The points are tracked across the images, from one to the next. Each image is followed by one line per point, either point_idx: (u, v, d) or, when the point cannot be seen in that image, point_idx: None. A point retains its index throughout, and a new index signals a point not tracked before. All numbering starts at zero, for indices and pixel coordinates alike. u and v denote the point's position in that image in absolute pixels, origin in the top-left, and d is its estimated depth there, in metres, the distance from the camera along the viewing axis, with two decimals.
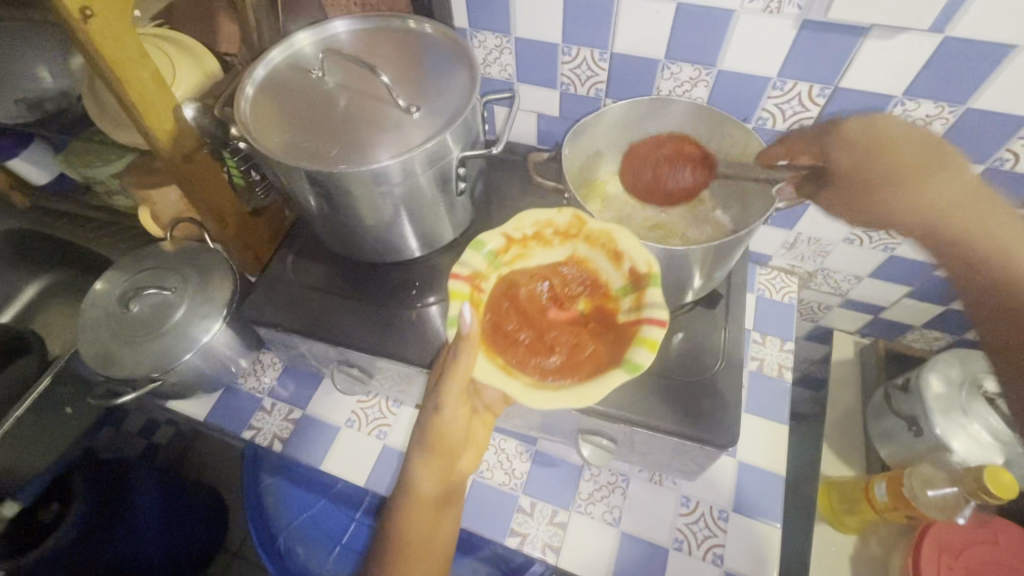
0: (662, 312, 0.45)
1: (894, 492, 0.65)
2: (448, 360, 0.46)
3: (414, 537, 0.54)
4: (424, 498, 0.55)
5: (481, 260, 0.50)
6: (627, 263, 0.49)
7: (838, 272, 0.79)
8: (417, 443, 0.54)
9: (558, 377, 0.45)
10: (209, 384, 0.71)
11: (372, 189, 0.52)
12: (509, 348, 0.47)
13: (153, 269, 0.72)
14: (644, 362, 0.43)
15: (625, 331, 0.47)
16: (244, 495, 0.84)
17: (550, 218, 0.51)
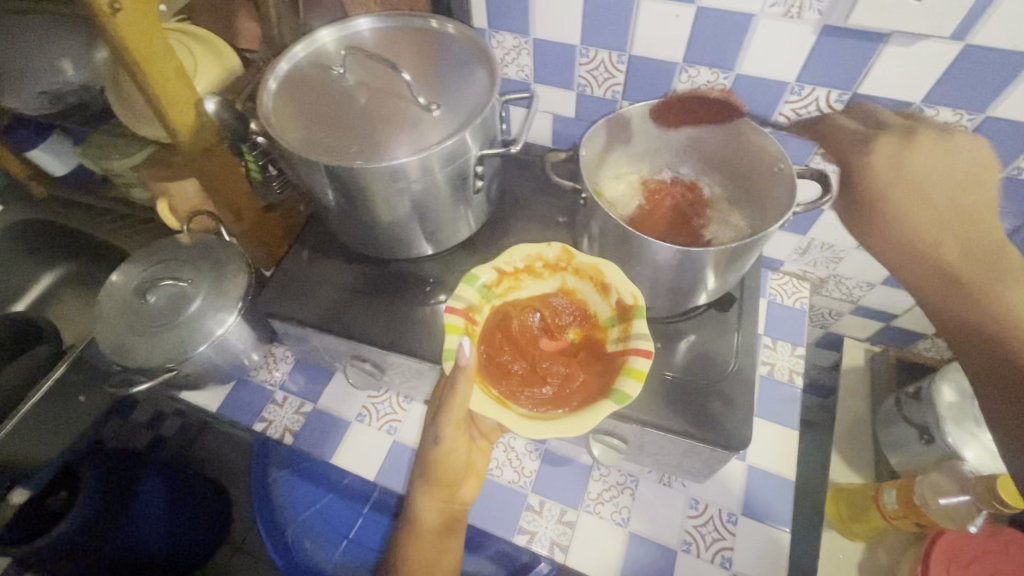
0: (647, 343, 0.48)
1: (905, 500, 0.64)
2: (447, 392, 0.48)
3: (421, 559, 0.57)
4: (431, 523, 0.58)
5: (474, 294, 0.52)
6: (614, 296, 0.52)
7: (850, 278, 0.79)
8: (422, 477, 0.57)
9: (551, 408, 0.48)
10: (222, 376, 0.72)
11: (390, 185, 0.53)
12: (503, 379, 0.49)
13: (170, 261, 0.73)
14: (632, 393, 0.45)
15: (613, 361, 0.50)
16: (255, 489, 0.85)
17: (540, 253, 0.54)
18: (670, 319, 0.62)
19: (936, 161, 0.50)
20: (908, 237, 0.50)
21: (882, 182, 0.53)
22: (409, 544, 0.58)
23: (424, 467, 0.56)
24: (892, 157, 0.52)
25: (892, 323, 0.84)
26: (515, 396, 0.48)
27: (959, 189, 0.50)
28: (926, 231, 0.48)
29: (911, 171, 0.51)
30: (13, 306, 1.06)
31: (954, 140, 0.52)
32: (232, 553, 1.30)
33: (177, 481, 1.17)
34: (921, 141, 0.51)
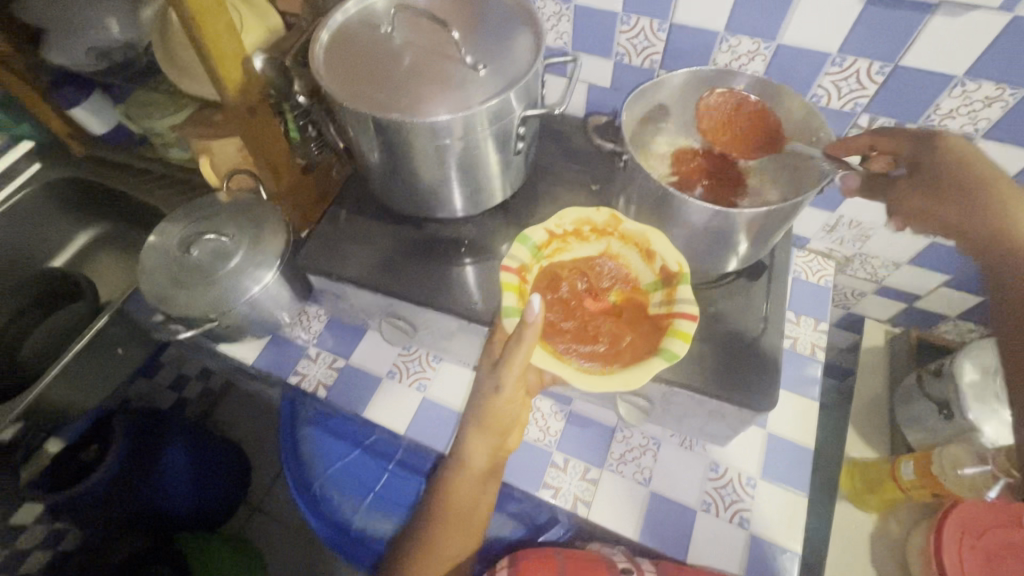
0: (693, 308, 0.50)
1: (922, 472, 0.66)
2: (506, 347, 0.49)
3: (458, 502, 0.60)
4: (471, 473, 0.60)
5: (527, 254, 0.54)
6: (658, 262, 0.54)
7: (876, 257, 0.79)
8: (471, 421, 0.58)
9: (600, 362, 0.50)
10: (258, 329, 0.75)
11: (432, 142, 0.54)
12: (555, 335, 0.52)
13: (210, 217, 0.75)
14: (680, 352, 0.47)
15: (657, 323, 0.52)
16: (281, 444, 0.89)
17: (590, 217, 0.56)
18: (699, 286, 0.64)
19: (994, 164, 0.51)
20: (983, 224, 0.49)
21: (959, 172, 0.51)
22: (449, 487, 0.60)
23: (475, 413, 0.57)
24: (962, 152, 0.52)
25: (914, 305, 0.84)
26: (567, 351, 0.50)
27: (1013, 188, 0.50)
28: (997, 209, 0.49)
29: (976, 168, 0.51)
30: (52, 262, 1.09)
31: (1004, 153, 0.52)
32: (251, 513, 1.33)
33: (202, 443, 1.19)
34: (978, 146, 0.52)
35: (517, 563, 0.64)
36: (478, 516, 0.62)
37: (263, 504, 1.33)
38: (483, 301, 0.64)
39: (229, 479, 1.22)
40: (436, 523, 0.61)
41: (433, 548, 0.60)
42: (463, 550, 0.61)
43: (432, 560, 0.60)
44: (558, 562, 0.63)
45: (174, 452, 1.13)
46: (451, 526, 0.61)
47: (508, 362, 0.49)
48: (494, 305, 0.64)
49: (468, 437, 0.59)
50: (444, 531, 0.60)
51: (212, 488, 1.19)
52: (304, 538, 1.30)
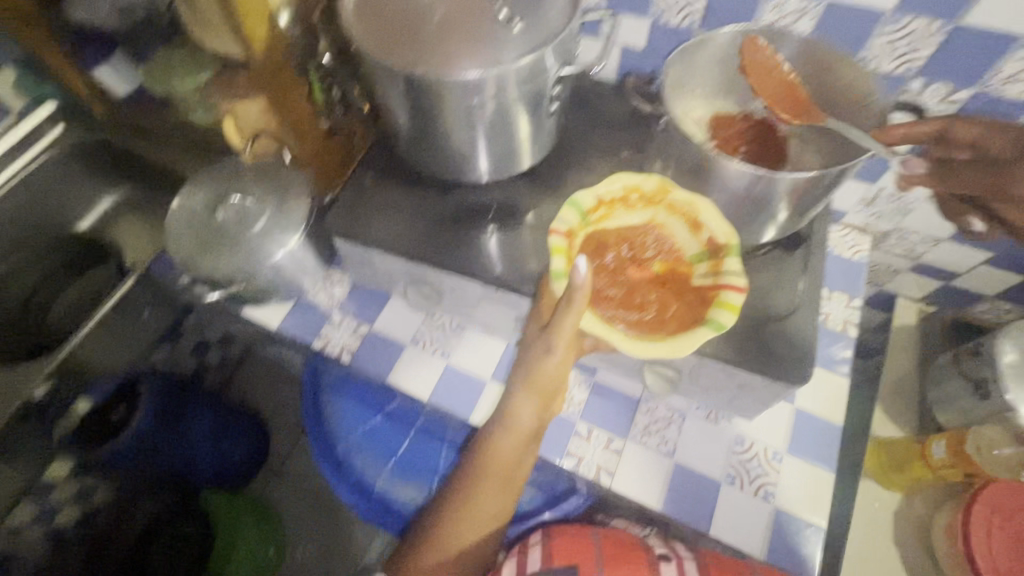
0: (740, 280, 0.50)
1: (954, 451, 0.67)
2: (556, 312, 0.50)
3: (499, 462, 0.60)
4: (513, 436, 0.59)
5: (575, 218, 0.53)
6: (705, 233, 0.53)
7: (916, 232, 0.77)
8: (520, 384, 0.58)
9: (646, 331, 0.49)
10: (283, 293, 0.75)
11: (463, 101, 0.53)
12: (601, 303, 0.51)
13: (236, 180, 0.74)
14: (728, 323, 0.48)
15: (703, 294, 0.51)
16: (304, 408, 0.90)
17: (639, 184, 0.55)
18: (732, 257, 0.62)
19: None
20: None
21: None
22: (492, 446, 0.60)
23: (523, 376, 0.57)
24: None
25: (951, 283, 0.82)
26: (612, 318, 0.50)
27: None
28: None
29: None
30: (77, 225, 1.10)
31: None
32: (271, 476, 1.36)
33: (222, 407, 1.22)
34: None
35: (552, 538, 0.68)
36: (520, 476, 0.62)
37: (283, 468, 1.37)
38: (508, 269, 0.63)
39: (250, 444, 1.25)
40: (475, 484, 0.61)
41: (472, 505, 0.61)
42: (499, 508, 0.62)
43: (469, 516, 0.62)
44: (592, 540, 0.66)
45: (197, 423, 1.16)
46: (491, 486, 0.61)
47: (558, 326, 0.50)
48: (520, 272, 0.63)
49: (514, 395, 0.58)
50: (482, 490, 0.61)
51: (234, 449, 1.21)
52: (322, 501, 1.33)
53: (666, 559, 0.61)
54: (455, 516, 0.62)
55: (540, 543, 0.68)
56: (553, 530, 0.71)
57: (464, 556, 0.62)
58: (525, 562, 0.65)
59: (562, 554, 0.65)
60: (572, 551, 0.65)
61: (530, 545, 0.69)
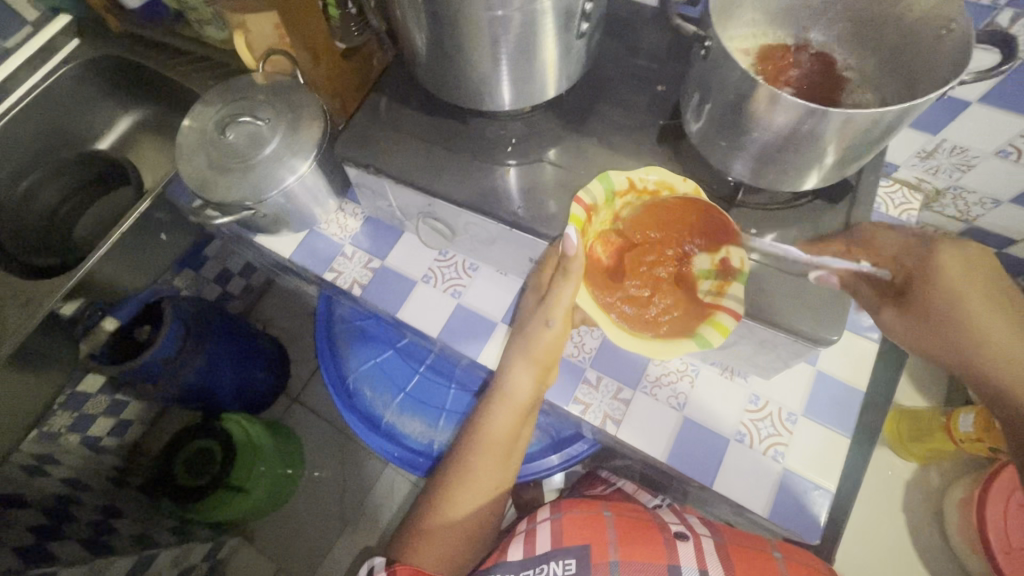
0: (739, 306, 0.50)
1: (982, 426, 0.69)
2: (555, 281, 0.54)
3: (496, 430, 0.61)
4: (515, 404, 0.61)
5: (602, 193, 0.54)
6: (720, 253, 0.53)
7: (973, 192, 0.73)
8: (519, 351, 0.60)
9: (634, 326, 0.52)
10: (296, 221, 0.73)
11: (483, 13, 0.48)
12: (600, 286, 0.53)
13: (246, 99, 0.70)
14: (712, 342, 0.49)
15: (700, 308, 0.52)
16: (316, 339, 0.91)
17: (673, 184, 0.55)
18: (766, 206, 0.57)
19: (964, 272, 0.51)
20: (998, 353, 0.50)
21: (953, 284, 0.51)
22: (493, 414, 0.61)
23: (523, 342, 0.59)
24: (925, 272, 0.53)
25: (1007, 251, 0.81)
26: (605, 302, 0.53)
27: (993, 301, 0.51)
28: (995, 338, 0.50)
29: (956, 281, 0.51)
30: (97, 145, 1.09)
31: (969, 249, 0.52)
32: (291, 404, 1.40)
33: (239, 333, 1.23)
34: (944, 253, 0.52)
35: (562, 514, 0.65)
36: (517, 451, 0.64)
37: (302, 398, 1.41)
38: (526, 208, 0.60)
39: (269, 371, 1.31)
40: (474, 449, 0.62)
41: (472, 474, 0.61)
42: (497, 483, 0.63)
43: (468, 487, 0.61)
44: (604, 517, 0.64)
45: (215, 349, 1.16)
46: (490, 453, 0.61)
47: (556, 295, 0.54)
48: (537, 212, 0.59)
49: (513, 366, 0.60)
50: (480, 459, 0.61)
51: (251, 374, 1.26)
52: (338, 431, 1.37)
53: (684, 536, 0.62)
54: (453, 483, 0.62)
55: (549, 519, 0.65)
56: (562, 504, 0.68)
57: (461, 531, 0.62)
58: (535, 542, 0.63)
59: (576, 531, 0.62)
60: (585, 526, 0.62)
61: (539, 521, 0.66)
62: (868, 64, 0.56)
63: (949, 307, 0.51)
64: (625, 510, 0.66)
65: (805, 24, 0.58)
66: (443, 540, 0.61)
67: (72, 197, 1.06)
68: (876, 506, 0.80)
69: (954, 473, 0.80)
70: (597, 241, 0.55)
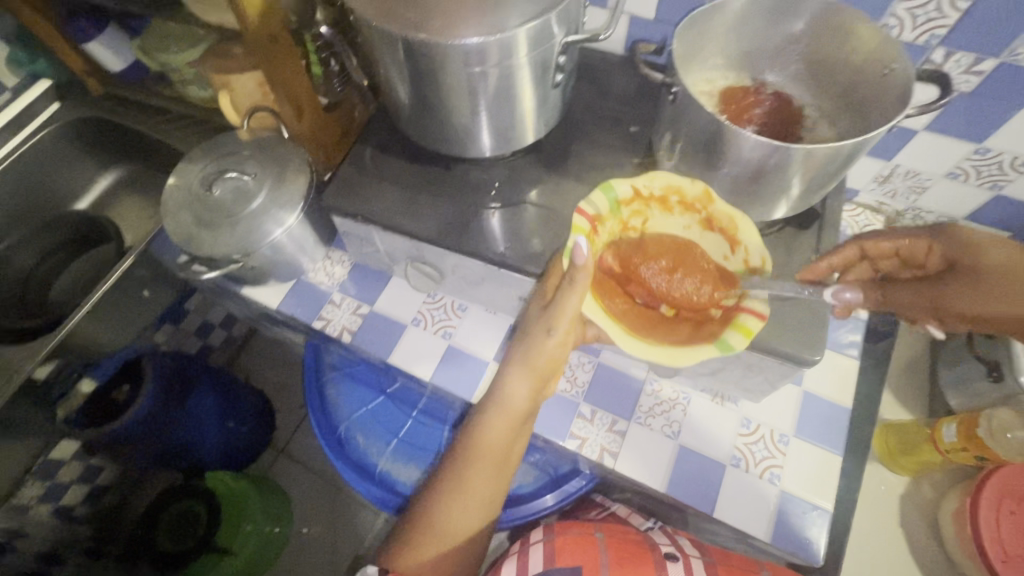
0: (762, 308, 0.49)
1: (965, 435, 0.71)
2: (559, 291, 0.51)
3: (491, 440, 0.59)
4: (509, 412, 0.58)
5: (606, 204, 0.53)
6: (740, 256, 0.52)
7: (930, 212, 0.77)
8: (518, 359, 0.57)
9: (653, 334, 0.49)
10: (283, 271, 0.73)
11: (463, 70, 0.50)
12: (613, 297, 0.52)
13: (233, 155, 0.72)
14: (735, 346, 0.47)
15: (722, 313, 0.50)
16: (306, 390, 0.90)
17: (681, 186, 0.54)
18: None
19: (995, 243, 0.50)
20: None
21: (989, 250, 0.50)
22: (485, 421, 0.59)
23: (520, 350, 0.57)
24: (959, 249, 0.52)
25: None
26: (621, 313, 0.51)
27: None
28: None
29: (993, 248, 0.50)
30: (76, 206, 1.10)
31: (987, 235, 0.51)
32: (277, 456, 1.36)
33: (227, 385, 1.20)
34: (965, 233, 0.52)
35: (554, 536, 0.64)
36: (512, 460, 0.62)
37: (288, 448, 1.37)
38: (511, 248, 0.61)
39: (256, 428, 1.26)
40: (469, 458, 0.60)
41: (466, 484, 0.59)
42: (492, 496, 0.61)
43: (463, 496, 0.60)
44: (596, 539, 0.63)
45: (201, 403, 1.13)
46: (484, 462, 0.60)
47: (560, 307, 0.51)
48: (523, 251, 0.61)
49: (509, 373, 0.58)
50: (475, 468, 0.60)
51: (240, 430, 1.21)
52: (328, 482, 1.33)
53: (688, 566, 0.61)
54: (448, 494, 0.60)
55: (542, 540, 0.64)
56: (555, 527, 0.67)
57: (454, 542, 0.59)
58: (527, 561, 0.62)
59: (565, 554, 0.61)
60: (577, 549, 0.62)
61: (530, 543, 0.65)
62: (825, 105, 0.60)
63: (1000, 269, 0.49)
64: (617, 532, 0.66)
65: (762, 67, 0.62)
66: (438, 549, 0.59)
67: (49, 257, 1.04)
68: (871, 522, 0.81)
69: (945, 485, 0.82)
70: (609, 251, 0.54)
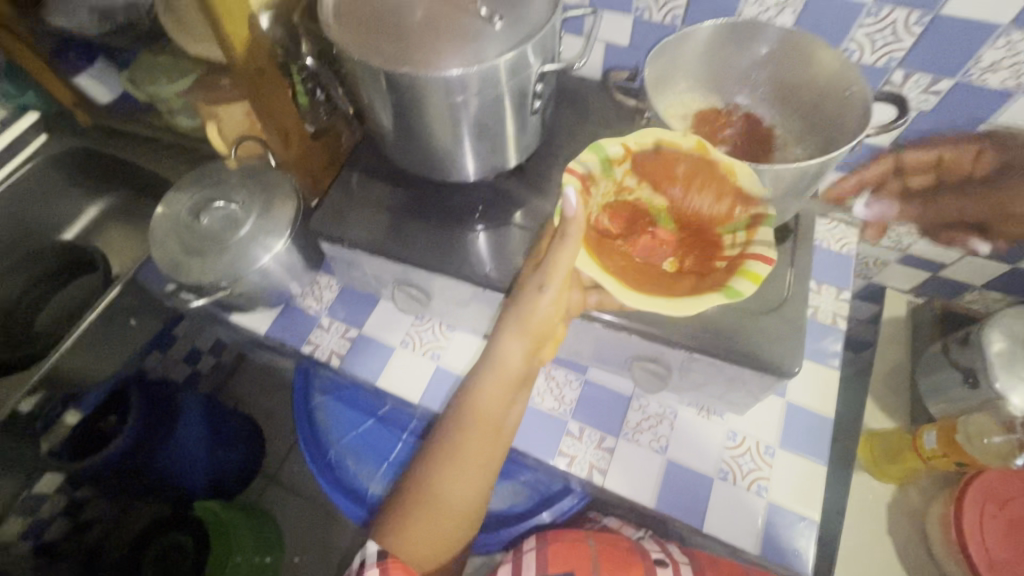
0: (770, 252, 0.46)
1: (946, 441, 0.72)
2: (550, 249, 0.48)
3: (484, 406, 0.55)
4: (504, 376, 0.55)
5: (597, 163, 0.51)
6: (740, 202, 0.50)
7: (900, 226, 0.77)
8: (511, 321, 0.52)
9: (656, 288, 0.47)
10: (270, 298, 0.74)
11: (445, 100, 0.52)
12: (611, 255, 0.49)
13: (220, 184, 0.73)
14: (744, 292, 0.44)
15: (727, 263, 0.48)
16: (295, 415, 0.90)
17: (673, 139, 0.51)
18: None
19: None
20: None
21: None
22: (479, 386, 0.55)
23: (513, 311, 0.52)
24: None
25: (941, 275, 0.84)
26: (619, 269, 0.48)
27: None
28: None
29: None
30: (61, 236, 1.09)
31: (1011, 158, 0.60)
32: (267, 483, 1.34)
33: (218, 407, 1.19)
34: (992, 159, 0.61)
35: (546, 543, 0.64)
36: (509, 428, 0.58)
37: (278, 475, 1.35)
38: (496, 269, 0.63)
39: (246, 451, 1.22)
40: (463, 425, 0.56)
41: (460, 452, 0.55)
42: (491, 465, 0.56)
43: (458, 464, 0.55)
44: (588, 546, 0.63)
45: (188, 429, 1.12)
46: (480, 429, 0.55)
47: (553, 263, 0.48)
48: (509, 272, 0.62)
49: (502, 335, 0.53)
50: (469, 434, 0.55)
51: (228, 456, 1.18)
52: (319, 508, 1.31)
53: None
54: (442, 462, 0.56)
55: (535, 548, 0.64)
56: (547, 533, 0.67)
57: (450, 515, 0.56)
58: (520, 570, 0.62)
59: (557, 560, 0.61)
60: (568, 556, 0.62)
61: (524, 551, 0.65)
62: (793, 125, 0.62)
63: None
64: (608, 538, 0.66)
65: (733, 90, 0.65)
66: (433, 517, 0.56)
67: (36, 287, 1.03)
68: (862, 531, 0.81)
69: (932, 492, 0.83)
70: (604, 212, 0.52)
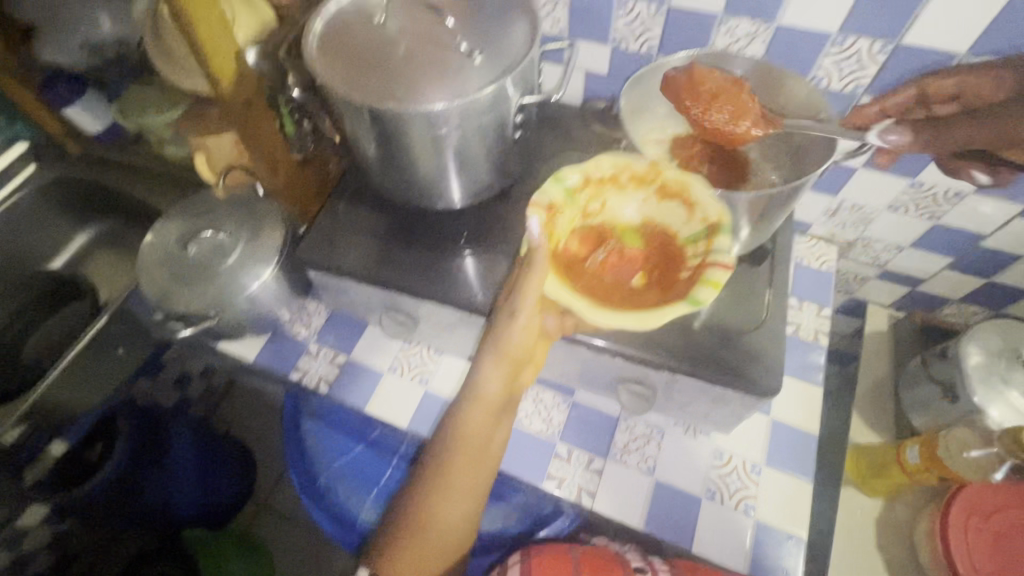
0: (729, 258, 0.47)
1: (927, 456, 0.73)
2: (519, 279, 0.50)
3: (469, 431, 0.56)
4: (485, 402, 0.55)
5: (559, 192, 0.52)
6: (698, 214, 0.51)
7: (878, 241, 0.80)
8: (489, 348, 0.53)
9: (623, 305, 0.49)
10: (258, 325, 0.74)
11: (428, 131, 0.54)
12: (579, 278, 0.51)
13: (208, 214, 0.74)
14: (705, 300, 0.46)
15: (690, 273, 0.49)
16: (285, 441, 0.89)
17: (630, 163, 0.53)
18: None
19: None
20: None
21: None
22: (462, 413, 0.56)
23: (490, 338, 0.53)
24: None
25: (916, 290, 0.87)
26: (589, 291, 0.50)
27: None
28: None
29: None
30: (48, 265, 1.09)
31: None
32: (258, 509, 1.32)
33: (208, 434, 1.17)
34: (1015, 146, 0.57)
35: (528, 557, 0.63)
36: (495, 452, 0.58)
37: (269, 501, 1.33)
38: (482, 294, 0.64)
39: (238, 482, 1.19)
40: (449, 452, 0.57)
41: (447, 479, 0.56)
42: (479, 490, 0.57)
43: (446, 492, 0.56)
44: (571, 558, 0.63)
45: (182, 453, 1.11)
46: (465, 456, 0.56)
47: (524, 292, 0.49)
48: (494, 297, 0.63)
49: (482, 363, 0.54)
50: (456, 461, 0.56)
51: (217, 485, 1.14)
52: (310, 534, 1.30)
53: None
54: (430, 490, 0.57)
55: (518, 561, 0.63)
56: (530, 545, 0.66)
57: (445, 539, 0.57)
58: None
59: None
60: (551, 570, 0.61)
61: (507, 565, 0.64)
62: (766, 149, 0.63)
63: None
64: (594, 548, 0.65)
65: None
66: (424, 544, 0.56)
67: (21, 316, 1.03)
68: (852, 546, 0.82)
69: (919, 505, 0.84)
70: (572, 237, 0.54)
